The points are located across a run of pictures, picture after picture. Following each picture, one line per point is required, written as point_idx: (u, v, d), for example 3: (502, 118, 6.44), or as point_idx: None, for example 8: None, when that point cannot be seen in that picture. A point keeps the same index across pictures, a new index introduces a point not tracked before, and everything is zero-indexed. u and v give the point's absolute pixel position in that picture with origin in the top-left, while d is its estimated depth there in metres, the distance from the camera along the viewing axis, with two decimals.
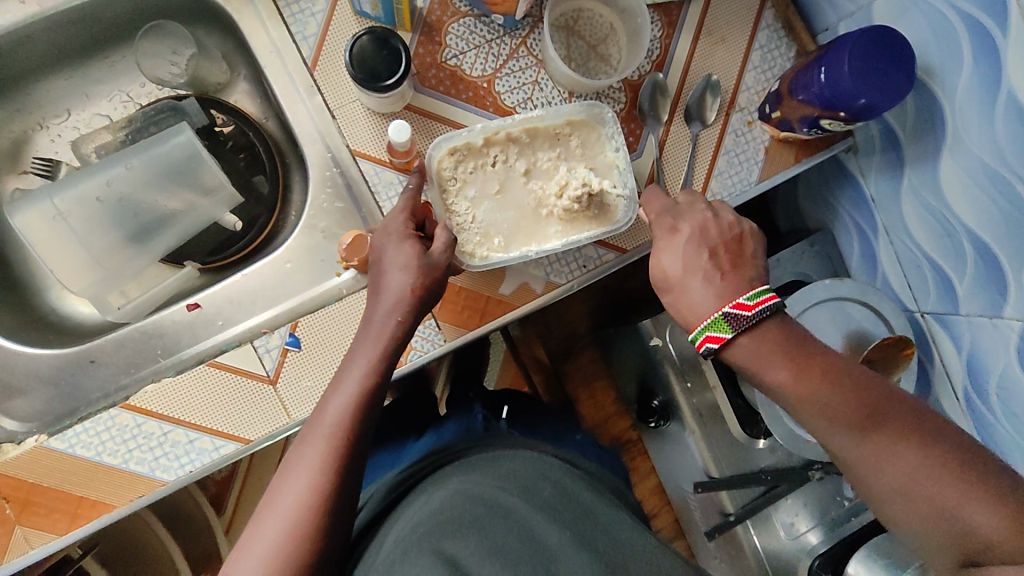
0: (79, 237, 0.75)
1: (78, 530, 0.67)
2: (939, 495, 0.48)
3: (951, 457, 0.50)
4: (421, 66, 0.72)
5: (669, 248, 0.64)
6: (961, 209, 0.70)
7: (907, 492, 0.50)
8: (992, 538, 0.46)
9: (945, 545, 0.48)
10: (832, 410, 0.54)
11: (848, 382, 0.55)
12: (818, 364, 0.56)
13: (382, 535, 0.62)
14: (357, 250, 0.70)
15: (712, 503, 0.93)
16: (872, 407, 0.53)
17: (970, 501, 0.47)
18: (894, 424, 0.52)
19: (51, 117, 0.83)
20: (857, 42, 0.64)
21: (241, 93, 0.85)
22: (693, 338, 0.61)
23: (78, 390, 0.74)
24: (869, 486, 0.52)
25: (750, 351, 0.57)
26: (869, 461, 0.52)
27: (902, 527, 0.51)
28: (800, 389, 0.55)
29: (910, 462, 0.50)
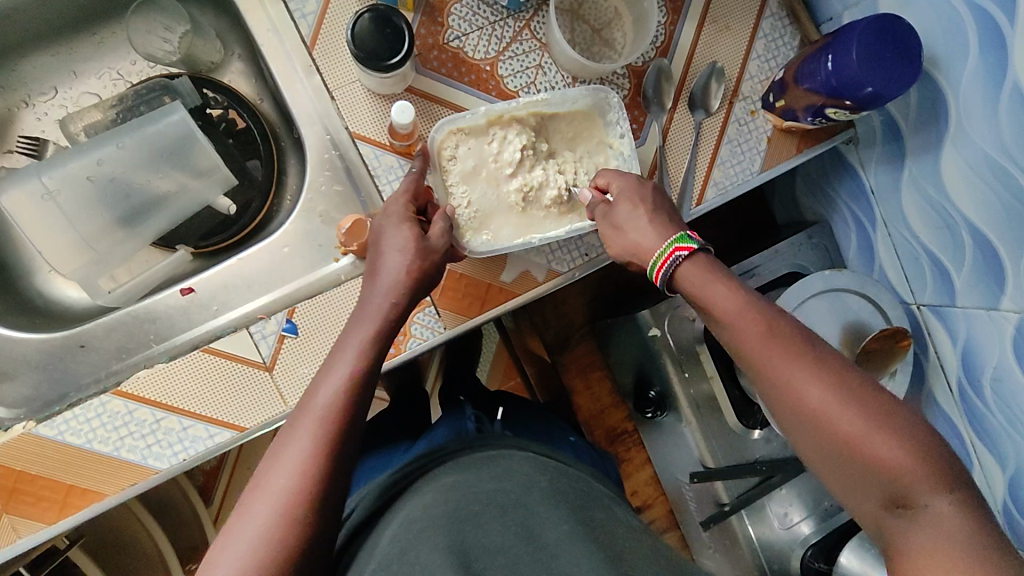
0: (68, 218, 0.73)
1: (67, 519, 0.65)
2: (853, 427, 0.49)
3: (864, 392, 0.50)
4: (423, 48, 0.70)
5: (634, 189, 0.65)
6: (961, 200, 0.70)
7: (821, 423, 0.50)
8: (897, 471, 0.47)
9: (856, 476, 0.49)
10: (759, 337, 0.53)
11: (775, 313, 0.54)
12: (750, 293, 0.56)
13: (376, 535, 0.59)
14: (357, 234, 0.69)
15: (707, 493, 0.91)
16: (796, 338, 0.53)
17: (880, 437, 0.48)
18: (815, 356, 0.52)
19: (37, 94, 0.81)
20: (866, 30, 0.64)
21: (236, 73, 0.83)
22: (654, 260, 0.60)
23: (67, 375, 0.72)
24: (785, 415, 0.52)
25: (693, 276, 0.58)
26: (789, 390, 0.51)
27: (809, 455, 0.52)
28: (730, 314, 0.55)
29: (826, 393, 0.50)
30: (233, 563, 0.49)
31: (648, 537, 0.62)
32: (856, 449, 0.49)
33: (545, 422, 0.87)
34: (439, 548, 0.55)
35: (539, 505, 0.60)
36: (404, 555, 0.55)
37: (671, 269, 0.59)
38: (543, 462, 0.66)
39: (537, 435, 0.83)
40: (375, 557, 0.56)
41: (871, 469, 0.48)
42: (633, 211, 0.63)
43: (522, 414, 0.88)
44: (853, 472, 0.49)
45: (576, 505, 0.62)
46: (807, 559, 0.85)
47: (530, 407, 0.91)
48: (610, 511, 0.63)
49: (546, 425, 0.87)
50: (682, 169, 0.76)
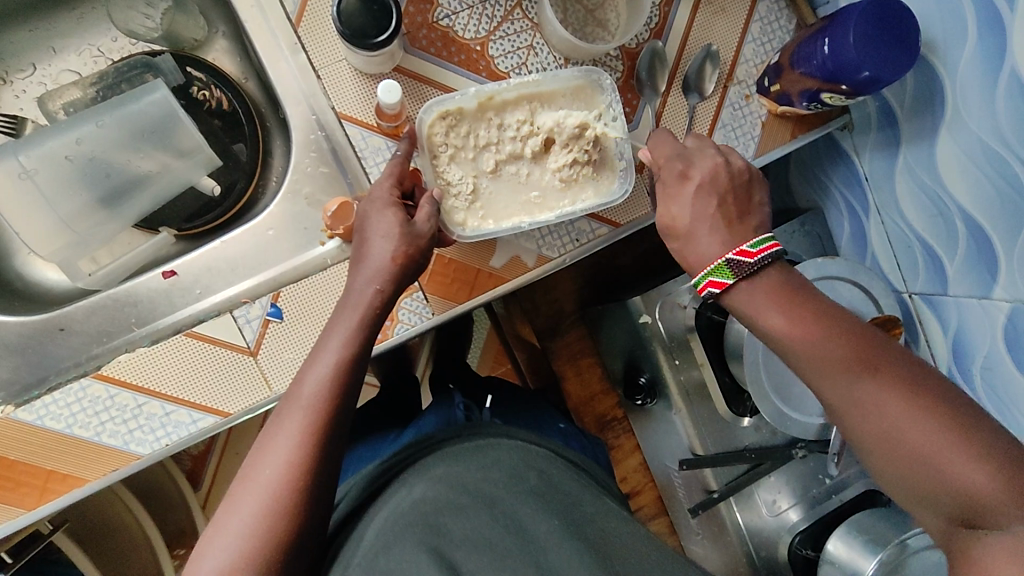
0: (46, 198, 0.71)
1: (47, 504, 0.64)
2: (928, 446, 0.48)
3: (942, 411, 0.49)
4: (411, 26, 0.68)
5: (677, 198, 0.63)
6: (955, 188, 0.69)
7: (896, 442, 0.50)
8: (979, 494, 0.45)
9: (937, 499, 0.48)
10: (826, 358, 0.54)
11: (847, 330, 0.55)
12: (819, 313, 0.56)
13: (358, 530, 0.58)
14: (342, 218, 0.68)
15: (696, 480, 0.90)
16: (869, 356, 0.53)
17: (958, 456, 0.47)
18: (888, 376, 0.51)
19: (15, 70, 0.78)
20: (864, 13, 0.62)
21: (220, 51, 0.81)
22: (694, 283, 0.61)
23: (46, 358, 0.71)
24: (857, 435, 0.52)
25: (751, 295, 0.58)
26: (861, 410, 0.52)
27: (886, 477, 0.51)
28: (797, 332, 0.55)
29: (901, 410, 0.50)
30: (220, 556, 0.48)
31: (638, 530, 0.61)
32: (932, 468, 0.48)
33: (537, 410, 0.87)
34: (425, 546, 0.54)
35: (528, 497, 0.60)
36: (387, 550, 0.54)
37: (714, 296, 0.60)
38: (530, 451, 0.65)
39: (527, 423, 0.82)
40: (359, 555, 0.55)
41: (947, 487, 0.47)
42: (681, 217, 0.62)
43: (511, 402, 0.87)
44: (929, 492, 0.48)
45: (565, 497, 0.61)
46: (794, 546, 0.85)
47: (520, 394, 0.90)
48: (600, 501, 0.63)
49: (536, 413, 0.86)
50: None
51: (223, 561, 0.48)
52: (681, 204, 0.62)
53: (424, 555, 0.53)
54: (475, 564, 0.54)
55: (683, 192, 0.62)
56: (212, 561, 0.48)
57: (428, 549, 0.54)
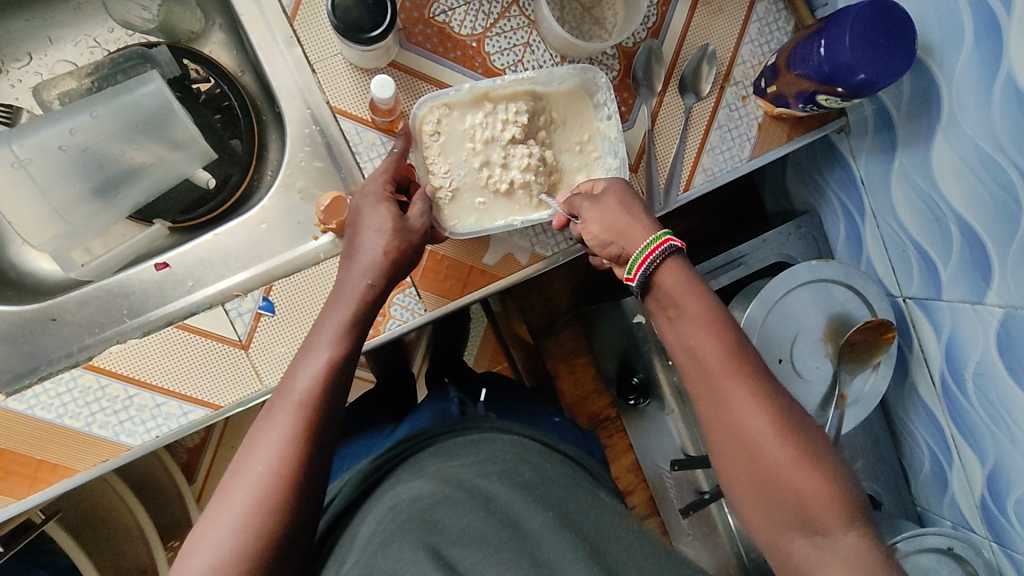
0: (39, 188, 0.71)
1: (37, 494, 0.65)
2: (778, 458, 0.49)
3: (799, 430, 0.50)
4: (407, 21, 0.68)
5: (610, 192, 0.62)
6: (951, 193, 0.69)
7: (753, 450, 0.50)
8: (815, 508, 0.48)
9: (776, 508, 0.49)
10: (712, 356, 0.52)
11: (734, 333, 0.54)
12: (718, 308, 0.55)
13: (356, 523, 0.59)
14: (335, 212, 0.67)
15: (688, 481, 0.92)
16: (746, 365, 0.52)
17: (804, 472, 0.48)
18: (765, 388, 0.51)
19: (11, 60, 0.78)
20: (859, 16, 0.62)
21: (216, 44, 0.81)
22: (632, 262, 0.57)
23: (37, 349, 0.71)
24: (718, 434, 0.52)
25: (671, 279, 0.56)
26: (728, 413, 0.51)
27: (733, 480, 0.52)
28: (694, 320, 0.54)
29: (762, 421, 0.50)
30: (210, 552, 0.48)
31: (631, 523, 0.61)
32: (784, 483, 0.49)
33: (531, 404, 0.87)
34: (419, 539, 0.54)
35: (519, 489, 0.59)
36: (386, 548, 0.53)
37: (652, 265, 0.56)
38: (523, 446, 0.66)
39: (521, 417, 0.82)
40: (356, 552, 0.55)
41: (790, 502, 0.48)
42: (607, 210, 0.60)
43: (504, 397, 0.87)
44: (772, 503, 0.49)
45: (558, 491, 0.61)
46: None
47: (514, 389, 0.90)
48: (593, 495, 0.63)
49: (528, 408, 0.85)
50: (670, 155, 0.74)
51: (212, 556, 0.48)
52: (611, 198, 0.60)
53: (422, 552, 0.51)
54: (474, 557, 0.52)
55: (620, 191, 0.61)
56: (202, 557, 0.48)
57: (426, 547, 0.52)
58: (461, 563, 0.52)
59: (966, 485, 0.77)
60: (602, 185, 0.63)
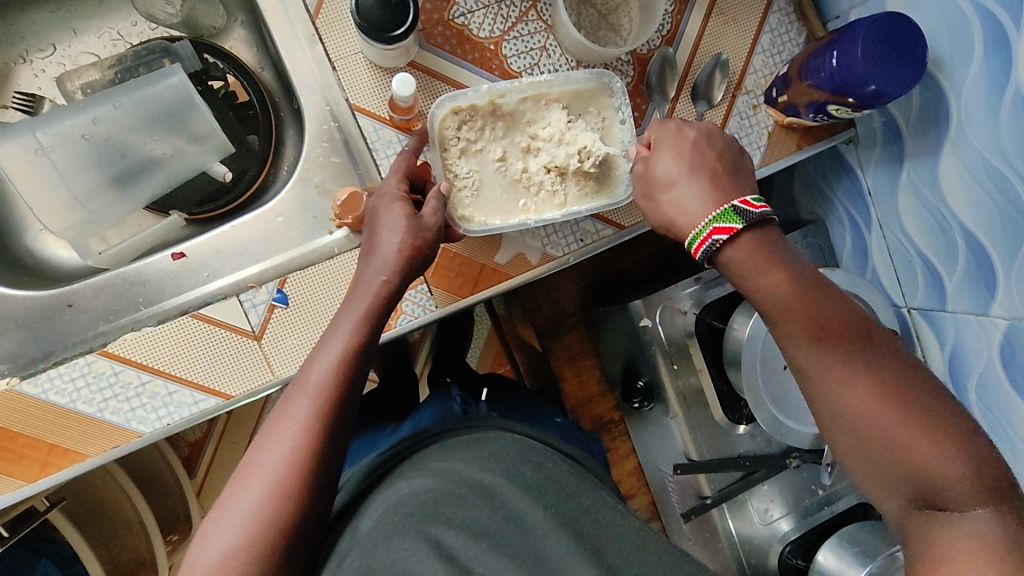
0: (61, 175, 0.72)
1: (48, 478, 0.65)
2: (893, 432, 0.49)
3: (915, 399, 0.50)
4: (427, 23, 0.70)
5: (667, 149, 0.61)
6: (958, 205, 0.70)
7: (868, 430, 0.50)
8: (943, 479, 0.48)
9: (901, 485, 0.49)
10: (806, 335, 0.53)
11: (828, 309, 0.53)
12: (806, 285, 0.54)
13: (359, 517, 0.59)
14: (351, 208, 0.68)
15: (689, 486, 0.91)
16: (845, 338, 0.52)
17: (923, 442, 0.48)
18: (866, 361, 0.51)
19: (35, 50, 0.80)
20: (871, 29, 0.64)
21: (237, 40, 0.83)
22: (694, 236, 0.57)
23: (52, 333, 0.72)
24: (825, 416, 0.53)
25: (749, 259, 0.54)
26: (832, 394, 0.52)
27: (852, 460, 0.52)
28: (777, 307, 0.54)
29: (871, 398, 0.50)
30: (225, 538, 0.49)
31: (634, 519, 0.62)
32: (900, 452, 0.49)
33: (535, 404, 0.87)
34: (421, 537, 0.54)
35: (523, 485, 0.60)
36: (388, 541, 0.54)
37: (711, 249, 0.56)
38: (527, 445, 0.66)
39: (525, 417, 0.83)
40: (357, 547, 0.54)
41: (906, 470, 0.49)
42: (668, 168, 0.60)
43: (511, 396, 0.88)
44: (887, 475, 0.50)
45: (562, 488, 0.61)
46: (785, 556, 0.86)
47: (519, 389, 0.91)
48: (597, 492, 0.63)
49: (533, 407, 0.86)
50: None
51: (227, 543, 0.49)
52: (670, 155, 0.60)
53: (425, 544, 0.53)
54: (476, 550, 0.53)
55: (677, 144, 0.61)
56: (216, 543, 0.49)
57: (427, 540, 0.53)
58: (462, 555, 0.53)
59: None
60: (656, 135, 0.62)
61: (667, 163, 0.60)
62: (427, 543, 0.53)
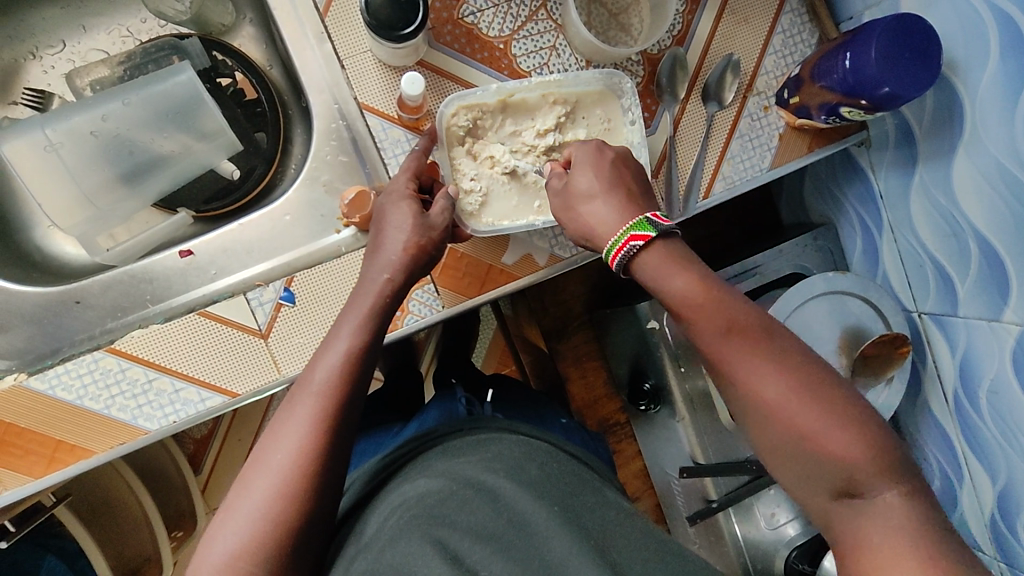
0: (70, 172, 0.72)
1: (54, 474, 0.65)
2: (803, 424, 0.48)
3: (822, 389, 0.49)
4: (437, 21, 0.69)
5: (583, 166, 0.60)
6: (972, 209, 0.69)
7: (782, 423, 0.49)
8: (854, 467, 0.47)
9: (820, 477, 0.49)
10: (717, 332, 0.51)
11: (735, 306, 0.52)
12: (713, 283, 0.53)
13: (364, 520, 0.59)
14: (359, 206, 0.69)
15: (696, 490, 0.92)
16: (752, 333, 0.51)
17: (833, 432, 0.48)
18: (774, 354, 0.50)
19: (45, 46, 0.80)
20: (885, 30, 0.63)
21: (246, 38, 0.83)
22: (610, 245, 0.55)
23: (61, 330, 0.72)
24: (742, 411, 0.51)
25: (659, 260, 0.54)
26: (744, 389, 0.50)
27: (769, 453, 0.51)
28: (690, 311, 0.52)
29: (782, 391, 0.49)
30: (232, 538, 0.49)
31: (638, 522, 0.61)
32: (815, 445, 0.48)
33: (540, 405, 0.87)
34: (424, 539, 0.53)
35: (527, 487, 0.59)
36: (394, 543, 0.53)
37: (629, 257, 0.55)
38: (532, 444, 0.66)
39: (529, 418, 0.82)
40: (364, 550, 0.54)
41: (830, 464, 0.48)
42: (587, 182, 0.58)
43: (515, 397, 0.88)
44: (809, 469, 0.49)
45: (566, 490, 0.61)
46: (790, 560, 0.84)
47: (524, 390, 0.90)
48: (603, 495, 0.63)
49: (537, 408, 0.86)
50: (691, 164, 0.75)
51: (233, 544, 0.49)
52: (588, 171, 0.59)
53: (429, 547, 0.52)
54: (480, 553, 0.53)
55: (596, 161, 0.60)
56: (221, 544, 0.49)
57: (431, 542, 0.53)
58: (467, 558, 0.52)
59: (975, 502, 0.77)
60: (575, 151, 0.61)
61: (586, 178, 0.59)
62: (431, 545, 0.52)
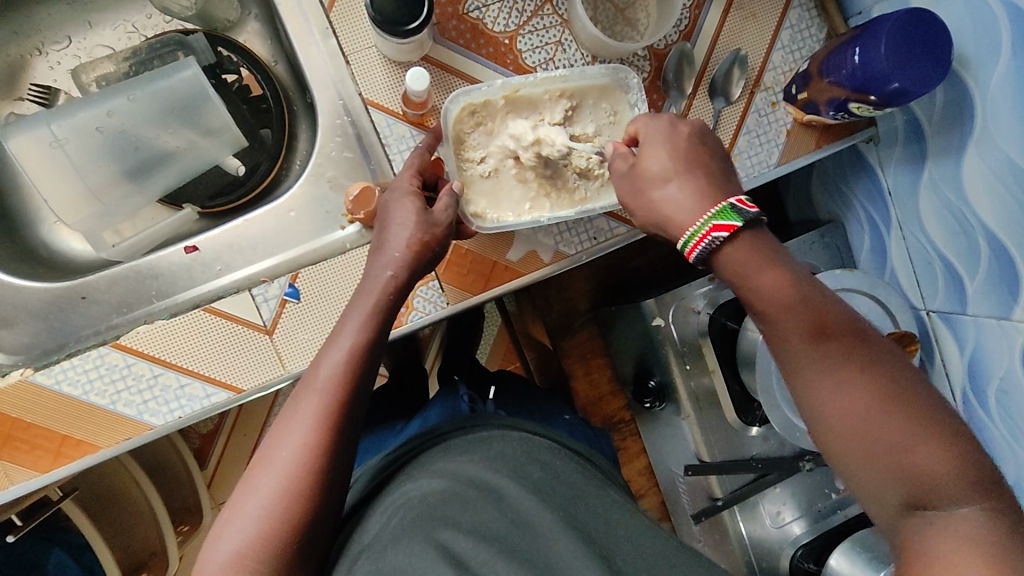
0: (75, 168, 0.72)
1: (61, 468, 0.66)
2: (886, 433, 0.46)
3: (909, 401, 0.47)
4: (442, 17, 0.69)
5: (654, 147, 0.59)
6: (981, 207, 0.68)
7: (861, 430, 0.47)
8: (937, 484, 0.44)
9: (894, 492, 0.46)
10: (801, 331, 0.50)
11: (825, 309, 0.51)
12: (803, 283, 0.52)
13: (368, 519, 0.59)
14: (364, 202, 0.68)
15: (701, 487, 0.91)
16: (841, 337, 0.50)
17: (917, 445, 0.45)
18: (860, 360, 0.49)
19: (50, 42, 0.80)
20: (895, 25, 0.62)
21: (252, 33, 0.83)
22: (690, 235, 0.54)
23: (67, 325, 0.72)
24: (818, 417, 0.49)
25: (743, 255, 0.53)
26: (826, 392, 0.49)
27: (843, 466, 0.49)
28: (776, 307, 0.51)
29: (865, 397, 0.47)
30: (238, 536, 0.49)
31: (642, 522, 0.61)
32: (894, 457, 0.46)
33: (545, 402, 0.86)
34: (426, 542, 0.53)
35: (530, 487, 0.59)
36: (396, 544, 0.53)
37: (711, 248, 0.53)
38: (534, 443, 0.66)
39: (532, 415, 0.82)
40: (366, 550, 0.54)
41: (904, 478, 0.45)
42: (662, 163, 0.58)
43: (519, 393, 0.87)
44: (884, 482, 0.46)
45: (568, 489, 0.61)
46: (796, 559, 0.84)
47: (529, 387, 0.90)
48: (607, 494, 0.63)
49: (541, 405, 0.86)
50: None
51: (238, 542, 0.49)
52: (662, 150, 0.58)
53: (432, 548, 0.52)
54: (484, 555, 0.52)
55: (669, 140, 0.59)
56: (227, 542, 0.49)
57: (435, 545, 0.53)
58: (471, 560, 0.52)
59: None
60: (645, 129, 0.61)
61: (660, 159, 0.58)
62: (435, 549, 0.52)
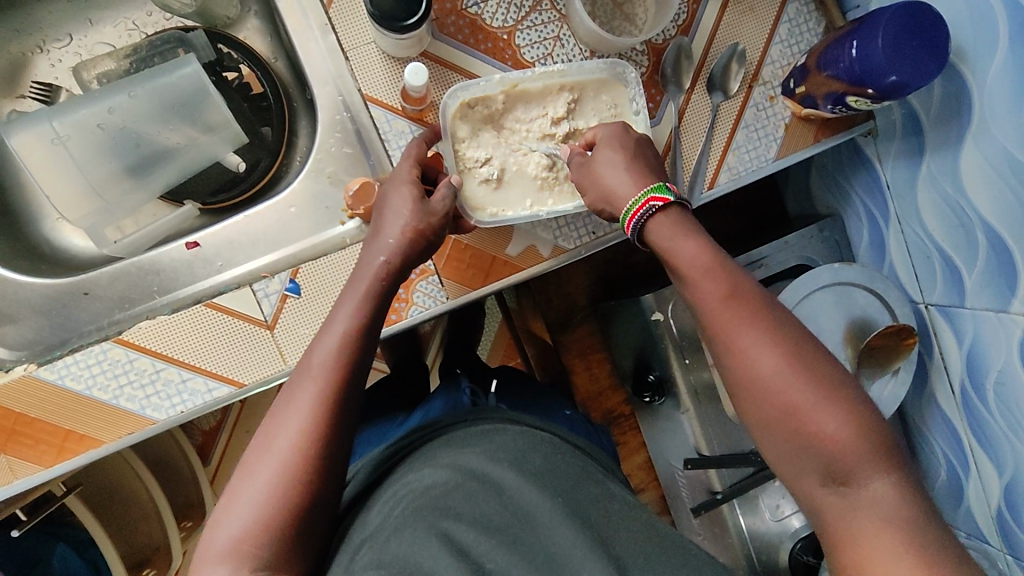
0: (77, 164, 0.73)
1: (64, 463, 0.66)
2: (793, 396, 0.49)
3: (815, 365, 0.49)
4: (440, 12, 0.69)
5: (603, 142, 0.62)
6: (979, 200, 0.68)
7: (773, 393, 0.49)
8: (841, 445, 0.47)
9: (802, 453, 0.49)
10: (717, 295, 0.52)
11: (739, 276, 0.53)
12: (719, 251, 0.54)
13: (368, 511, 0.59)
14: (363, 198, 0.69)
15: (700, 481, 0.91)
16: (753, 303, 0.51)
17: (820, 408, 0.48)
18: (772, 326, 0.51)
19: (51, 40, 0.81)
20: (893, 17, 0.62)
21: (252, 30, 0.83)
22: (628, 209, 0.56)
23: (70, 321, 0.73)
24: (733, 379, 0.51)
25: (666, 226, 0.55)
26: (739, 354, 0.50)
27: (756, 427, 0.51)
28: (692, 272, 0.53)
29: (777, 361, 0.49)
30: (237, 523, 0.50)
31: (642, 515, 0.61)
32: (802, 420, 0.48)
33: (545, 397, 0.87)
34: (429, 534, 0.53)
35: (530, 478, 0.59)
36: (399, 534, 0.54)
37: (646, 218, 0.55)
38: (534, 436, 0.66)
39: (531, 409, 0.83)
40: (367, 539, 0.55)
41: (812, 440, 0.48)
42: (608, 152, 0.60)
43: (519, 388, 0.88)
44: (793, 443, 0.49)
45: (567, 480, 0.61)
46: (795, 552, 0.85)
47: (529, 381, 0.91)
48: (606, 488, 0.63)
49: (541, 399, 0.86)
50: (696, 154, 0.75)
51: (237, 529, 0.49)
52: (611, 145, 0.61)
53: (434, 539, 0.53)
54: (487, 546, 0.54)
55: (619, 138, 0.62)
56: (227, 529, 0.50)
57: (438, 535, 0.53)
58: (473, 551, 0.53)
59: (981, 496, 0.76)
60: (599, 133, 0.63)
61: (609, 152, 0.60)
62: (440, 543, 0.53)
